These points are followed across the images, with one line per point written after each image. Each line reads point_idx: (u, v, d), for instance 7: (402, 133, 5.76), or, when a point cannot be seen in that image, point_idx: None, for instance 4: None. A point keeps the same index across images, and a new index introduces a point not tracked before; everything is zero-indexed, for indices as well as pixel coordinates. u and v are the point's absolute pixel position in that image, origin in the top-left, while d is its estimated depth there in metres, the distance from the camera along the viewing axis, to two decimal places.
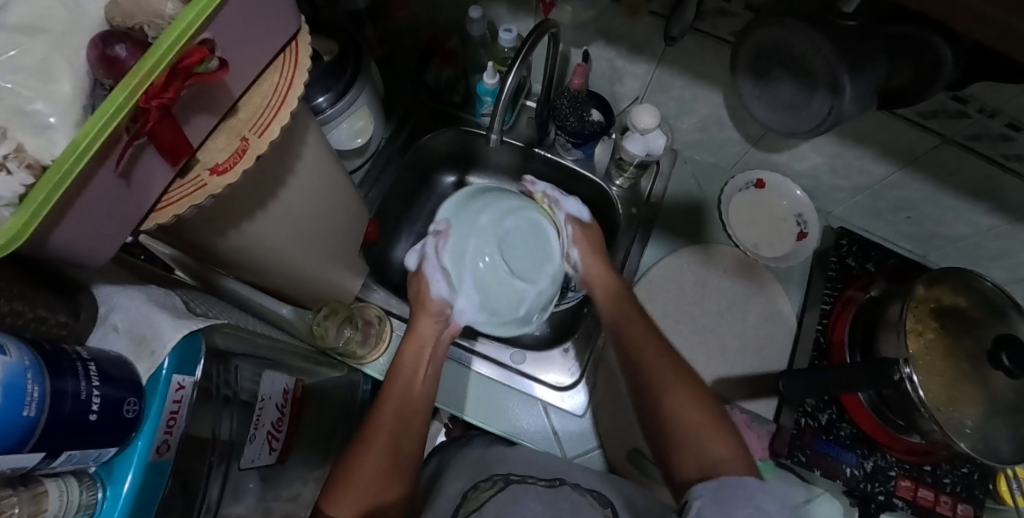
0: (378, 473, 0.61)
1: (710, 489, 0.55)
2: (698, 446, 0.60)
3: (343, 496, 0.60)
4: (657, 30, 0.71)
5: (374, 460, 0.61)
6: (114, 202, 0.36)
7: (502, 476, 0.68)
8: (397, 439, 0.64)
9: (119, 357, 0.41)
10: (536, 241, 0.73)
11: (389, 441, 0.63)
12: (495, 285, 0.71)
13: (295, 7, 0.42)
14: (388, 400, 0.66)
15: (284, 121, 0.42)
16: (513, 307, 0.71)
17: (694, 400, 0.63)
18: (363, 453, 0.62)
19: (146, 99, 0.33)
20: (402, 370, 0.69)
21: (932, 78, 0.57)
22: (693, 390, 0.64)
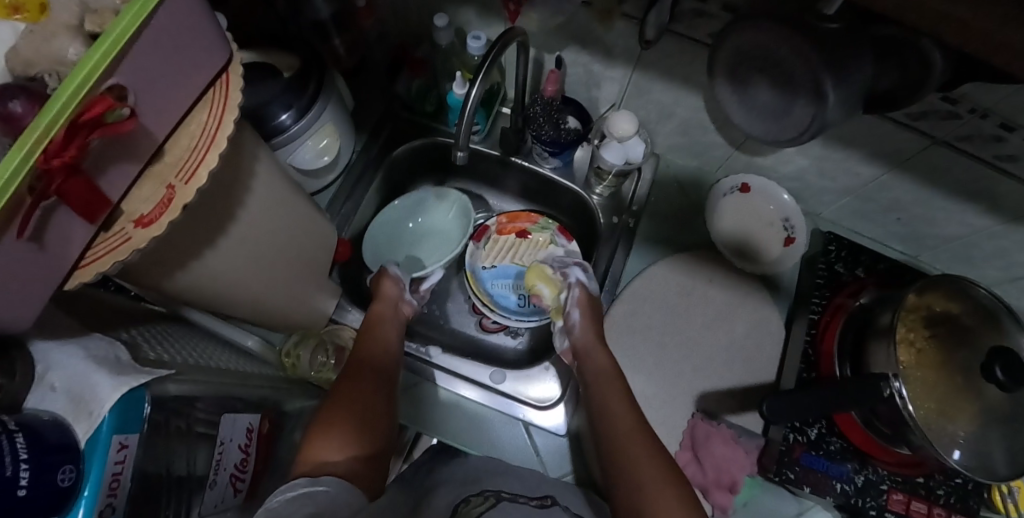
0: (360, 419, 0.59)
1: None
2: None
3: (320, 450, 0.54)
4: (632, 35, 0.68)
5: (359, 398, 0.61)
6: (24, 266, 0.33)
7: (492, 493, 0.62)
8: (378, 377, 0.66)
9: (54, 420, 0.39)
10: (433, 248, 0.88)
11: (373, 377, 0.65)
12: (434, 225, 0.89)
13: (221, 36, 0.39)
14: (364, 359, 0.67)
15: (213, 164, 0.39)
16: (458, 226, 0.88)
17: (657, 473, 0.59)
18: (346, 399, 0.61)
19: (46, 159, 0.30)
20: (372, 327, 0.72)
21: (921, 82, 0.53)
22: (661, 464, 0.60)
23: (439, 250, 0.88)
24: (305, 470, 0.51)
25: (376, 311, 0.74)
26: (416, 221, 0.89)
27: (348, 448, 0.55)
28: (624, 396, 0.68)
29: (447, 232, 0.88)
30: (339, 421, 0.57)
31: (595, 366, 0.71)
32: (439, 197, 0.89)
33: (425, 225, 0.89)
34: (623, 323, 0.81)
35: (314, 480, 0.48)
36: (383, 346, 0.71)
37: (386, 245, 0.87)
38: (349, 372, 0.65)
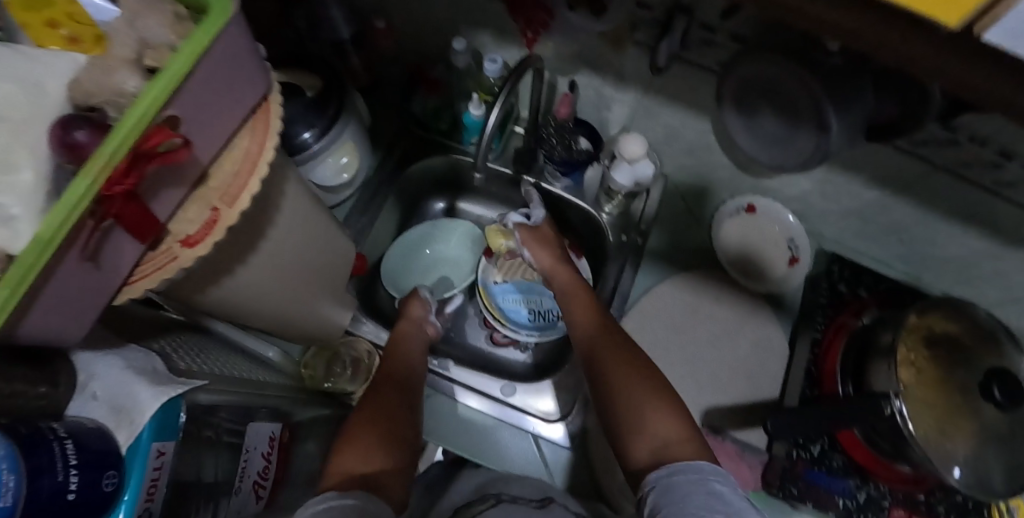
0: (387, 428, 0.61)
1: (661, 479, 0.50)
2: (646, 441, 0.57)
3: (348, 457, 0.56)
4: (643, 61, 0.70)
5: (387, 415, 0.63)
6: (81, 284, 0.35)
7: (495, 494, 0.66)
8: (405, 395, 0.68)
9: (97, 427, 0.41)
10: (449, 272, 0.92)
11: (399, 395, 0.67)
12: (444, 252, 0.93)
13: (264, 69, 0.42)
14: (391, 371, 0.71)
15: (255, 189, 0.42)
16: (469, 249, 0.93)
17: (645, 391, 0.61)
18: (374, 408, 0.63)
19: (109, 187, 0.33)
20: (399, 348, 0.76)
21: (921, 112, 0.56)
22: (649, 382, 0.62)
23: (454, 274, 0.92)
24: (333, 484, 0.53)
25: (402, 330, 0.78)
26: (427, 250, 0.93)
27: (375, 452, 0.57)
28: (604, 324, 0.71)
29: (459, 256, 0.93)
30: (367, 428, 0.60)
31: (573, 308, 0.75)
32: (447, 224, 0.94)
33: (437, 253, 0.93)
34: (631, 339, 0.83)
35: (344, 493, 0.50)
36: (409, 362, 0.74)
37: (405, 277, 0.91)
38: (377, 388, 0.68)
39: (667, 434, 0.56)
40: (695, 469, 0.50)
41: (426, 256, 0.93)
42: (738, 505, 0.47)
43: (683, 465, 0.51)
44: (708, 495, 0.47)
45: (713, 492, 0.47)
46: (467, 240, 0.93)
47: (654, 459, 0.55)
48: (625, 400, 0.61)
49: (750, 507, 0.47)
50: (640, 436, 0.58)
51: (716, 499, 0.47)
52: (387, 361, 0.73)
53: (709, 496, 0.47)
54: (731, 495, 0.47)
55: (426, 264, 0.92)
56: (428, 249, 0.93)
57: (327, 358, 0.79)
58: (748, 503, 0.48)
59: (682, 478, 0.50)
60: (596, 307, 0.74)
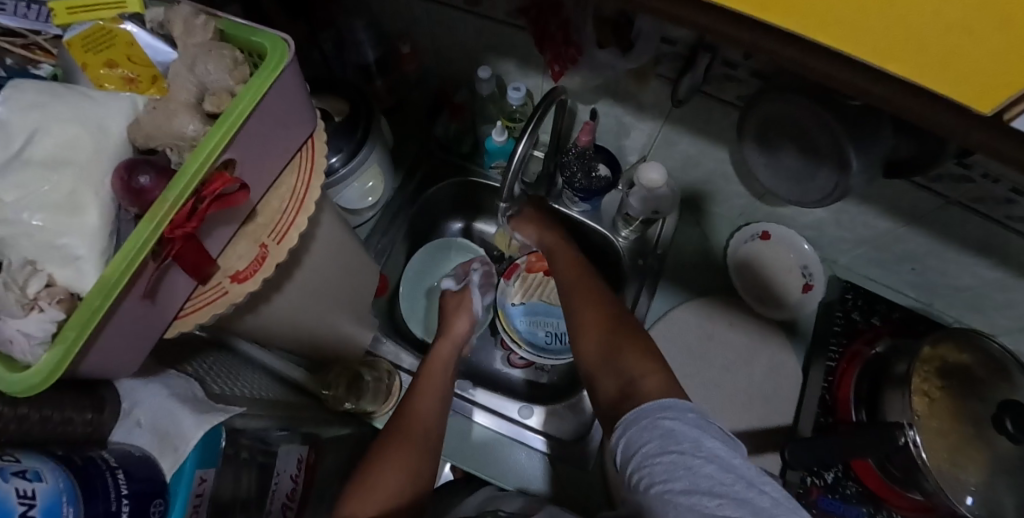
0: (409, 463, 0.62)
1: (621, 436, 0.53)
2: (619, 379, 0.60)
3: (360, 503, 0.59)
4: (665, 92, 0.72)
5: (402, 461, 0.62)
6: (140, 322, 0.37)
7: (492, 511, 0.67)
8: (426, 435, 0.65)
9: (144, 455, 0.42)
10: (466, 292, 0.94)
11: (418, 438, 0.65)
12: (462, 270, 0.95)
13: (312, 110, 0.44)
14: (425, 387, 0.71)
15: (302, 226, 0.44)
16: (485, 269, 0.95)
17: (617, 336, 0.63)
18: (397, 436, 0.65)
19: (172, 229, 0.34)
20: (430, 376, 0.73)
21: (938, 152, 0.57)
22: (621, 328, 0.64)
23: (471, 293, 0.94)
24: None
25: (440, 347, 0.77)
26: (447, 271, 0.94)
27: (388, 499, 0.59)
28: (584, 273, 0.74)
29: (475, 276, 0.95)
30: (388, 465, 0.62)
31: (557, 263, 0.77)
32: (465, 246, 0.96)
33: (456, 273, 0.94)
34: None
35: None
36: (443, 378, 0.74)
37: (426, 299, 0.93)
38: (396, 428, 0.66)
39: (639, 368, 0.59)
40: (662, 405, 0.52)
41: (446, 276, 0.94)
42: (692, 435, 0.48)
43: (635, 413, 0.53)
44: (662, 437, 0.49)
45: (666, 430, 0.49)
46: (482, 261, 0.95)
47: (623, 393, 0.58)
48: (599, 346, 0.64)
49: (707, 433, 0.48)
50: (614, 374, 0.61)
51: (668, 436, 0.48)
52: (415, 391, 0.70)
53: (663, 435, 0.49)
54: (683, 428, 0.49)
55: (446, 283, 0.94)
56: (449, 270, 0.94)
57: (349, 378, 0.78)
58: (703, 428, 0.49)
59: (637, 429, 0.51)
60: (576, 262, 0.76)
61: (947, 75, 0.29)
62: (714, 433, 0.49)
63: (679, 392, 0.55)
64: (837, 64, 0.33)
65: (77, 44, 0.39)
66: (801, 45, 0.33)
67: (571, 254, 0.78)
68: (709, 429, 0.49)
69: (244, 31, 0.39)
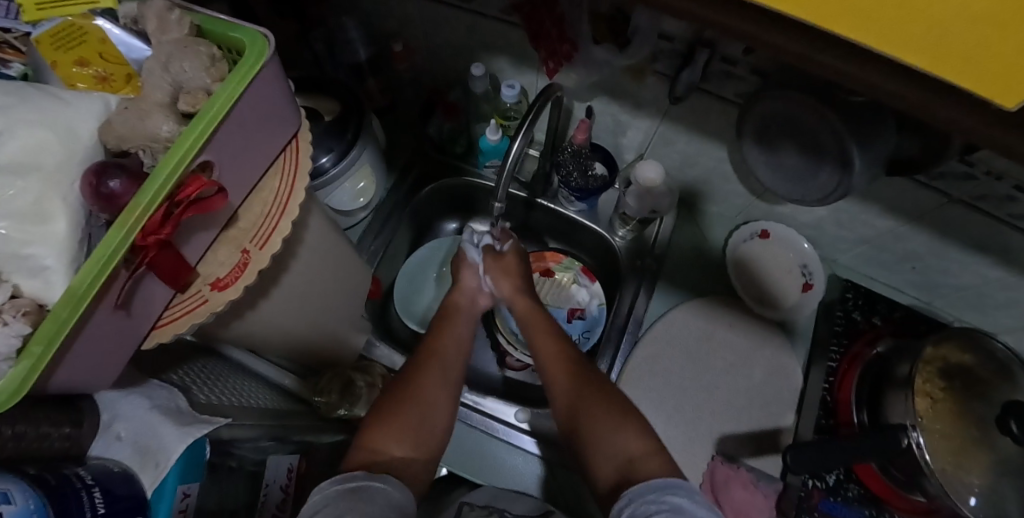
0: (432, 401, 0.62)
1: (623, 509, 0.51)
2: (614, 458, 0.58)
3: (383, 432, 0.58)
4: (662, 90, 0.70)
5: (426, 396, 0.62)
6: (114, 333, 0.35)
7: (496, 508, 0.66)
8: (447, 373, 0.65)
9: (123, 470, 0.40)
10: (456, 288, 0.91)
11: (438, 371, 0.65)
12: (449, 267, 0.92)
13: (296, 109, 0.42)
14: (445, 331, 0.70)
15: (286, 230, 0.42)
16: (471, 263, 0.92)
17: (606, 412, 0.61)
18: (421, 374, 0.64)
19: (144, 236, 0.33)
20: (450, 318, 0.73)
21: (942, 150, 0.56)
22: (609, 406, 0.62)
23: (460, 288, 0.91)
24: (359, 462, 0.55)
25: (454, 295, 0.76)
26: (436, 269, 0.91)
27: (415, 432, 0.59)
28: (561, 338, 0.71)
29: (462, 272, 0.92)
30: (412, 400, 0.61)
31: (531, 328, 0.73)
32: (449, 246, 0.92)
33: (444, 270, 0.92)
34: (646, 366, 0.83)
35: (372, 475, 0.51)
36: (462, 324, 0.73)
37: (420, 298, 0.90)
38: (418, 363, 0.65)
39: (633, 448, 0.57)
40: (666, 485, 0.50)
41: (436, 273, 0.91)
42: (700, 516, 0.47)
43: (638, 489, 0.51)
44: (670, 512, 0.48)
45: (673, 506, 0.48)
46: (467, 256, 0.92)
47: (620, 478, 0.56)
48: (588, 427, 0.61)
49: (713, 513, 0.48)
50: (608, 456, 0.58)
51: (676, 513, 0.47)
52: (434, 332, 0.70)
53: (673, 511, 0.47)
54: (692, 507, 0.48)
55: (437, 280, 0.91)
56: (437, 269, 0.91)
57: (342, 382, 0.77)
58: (710, 509, 0.48)
59: (640, 503, 0.50)
60: (552, 327, 0.72)
61: (966, 66, 0.27)
62: (714, 512, 0.48)
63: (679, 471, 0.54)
64: (846, 58, 0.31)
65: (46, 41, 0.37)
66: (806, 38, 0.31)
67: (545, 318, 0.73)
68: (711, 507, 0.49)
69: (220, 26, 0.37)
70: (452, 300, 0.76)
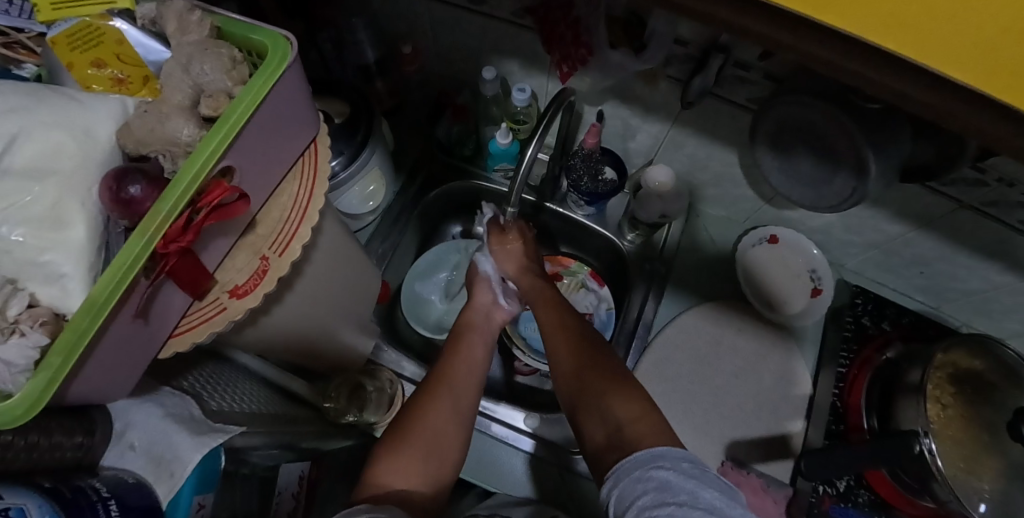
0: (439, 428, 0.61)
1: (614, 490, 0.50)
2: (607, 425, 0.57)
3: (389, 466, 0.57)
4: (674, 94, 0.70)
5: (436, 422, 0.61)
6: (131, 343, 0.35)
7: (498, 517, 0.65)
8: (464, 390, 0.65)
9: (137, 481, 0.39)
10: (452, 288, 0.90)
11: (445, 396, 0.63)
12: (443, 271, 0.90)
13: (315, 112, 0.41)
14: (459, 349, 0.69)
15: (305, 236, 0.41)
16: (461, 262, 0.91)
17: (601, 381, 0.61)
18: (430, 401, 0.63)
19: (164, 244, 0.32)
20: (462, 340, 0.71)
21: (958, 156, 0.55)
22: (603, 373, 0.61)
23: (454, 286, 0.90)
24: (366, 496, 0.54)
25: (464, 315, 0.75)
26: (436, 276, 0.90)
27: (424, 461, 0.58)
28: (560, 304, 0.71)
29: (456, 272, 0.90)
30: (422, 432, 0.60)
31: (535, 300, 0.73)
32: (442, 252, 0.91)
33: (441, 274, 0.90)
34: (655, 372, 0.83)
35: (374, 508, 0.48)
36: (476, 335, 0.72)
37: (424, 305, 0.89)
38: (428, 390, 0.64)
39: (627, 414, 0.57)
40: (655, 457, 0.50)
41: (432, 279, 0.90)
42: (687, 487, 0.47)
43: (626, 464, 0.51)
44: (656, 490, 0.47)
45: (660, 482, 0.47)
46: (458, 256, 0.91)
47: (609, 444, 0.56)
48: (582, 395, 0.61)
49: (701, 481, 0.47)
50: (601, 422, 0.58)
51: (663, 488, 0.47)
52: (447, 354, 0.69)
53: (658, 488, 0.47)
54: (679, 479, 0.47)
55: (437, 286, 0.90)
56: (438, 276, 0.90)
57: (350, 387, 0.76)
58: (698, 477, 0.48)
59: (629, 481, 0.49)
60: (554, 297, 0.72)
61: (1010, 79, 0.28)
62: (712, 487, 0.47)
63: (671, 437, 0.54)
64: (884, 66, 0.31)
65: (63, 41, 0.36)
66: (843, 45, 0.31)
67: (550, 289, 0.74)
68: (709, 482, 0.47)
69: (242, 29, 0.37)
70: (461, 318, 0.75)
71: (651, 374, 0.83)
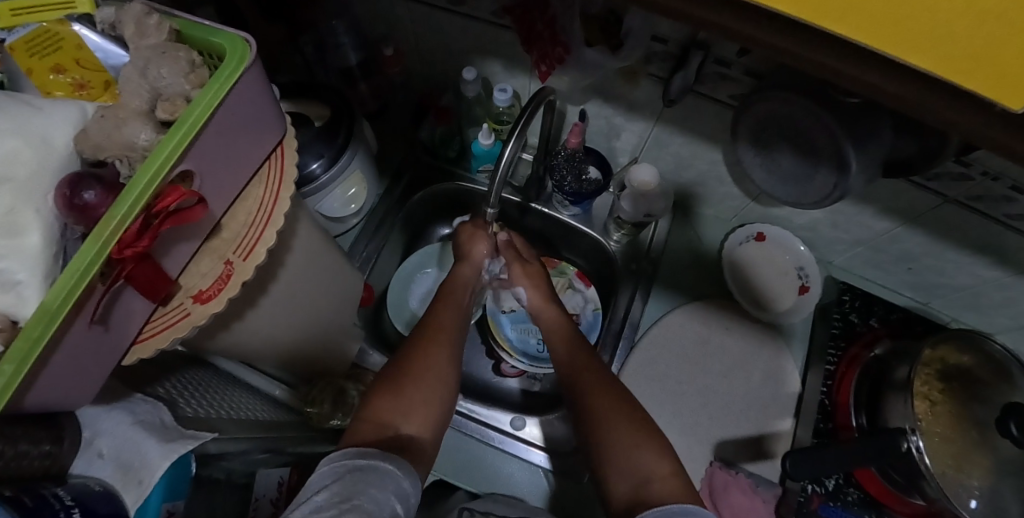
0: (436, 374, 0.61)
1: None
2: (632, 475, 0.56)
3: (385, 403, 0.57)
4: (656, 92, 0.70)
5: (431, 366, 0.61)
6: (91, 349, 0.34)
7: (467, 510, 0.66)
8: (451, 340, 0.65)
9: (105, 488, 0.39)
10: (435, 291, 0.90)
11: (445, 345, 0.64)
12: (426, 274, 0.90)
13: (280, 115, 0.41)
14: (445, 307, 0.70)
15: (270, 240, 0.41)
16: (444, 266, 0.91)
17: (627, 429, 0.59)
18: (425, 348, 0.63)
19: (120, 249, 0.32)
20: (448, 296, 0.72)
21: (938, 151, 0.55)
22: (629, 419, 0.60)
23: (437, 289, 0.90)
24: (366, 435, 0.53)
25: (459, 272, 0.76)
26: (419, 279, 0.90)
27: (426, 403, 0.59)
28: (582, 341, 0.71)
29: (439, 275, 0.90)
30: (419, 376, 0.60)
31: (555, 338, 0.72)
32: (423, 255, 0.91)
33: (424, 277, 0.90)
34: (642, 371, 0.82)
35: (385, 456, 0.49)
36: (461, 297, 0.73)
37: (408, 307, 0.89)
38: (422, 338, 0.64)
39: (655, 468, 0.56)
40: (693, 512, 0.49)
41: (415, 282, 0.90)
42: None
43: (675, 507, 0.49)
44: None
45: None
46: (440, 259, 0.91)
47: (635, 497, 0.54)
48: (604, 437, 0.60)
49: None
50: (626, 473, 0.57)
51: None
52: (438, 305, 0.70)
53: None
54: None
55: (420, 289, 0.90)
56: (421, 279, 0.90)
57: (334, 392, 0.75)
58: None
59: None
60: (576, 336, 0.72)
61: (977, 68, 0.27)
62: None
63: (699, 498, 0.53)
64: (848, 57, 0.30)
65: (21, 48, 0.36)
66: (805, 38, 0.30)
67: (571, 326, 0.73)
68: None
69: (202, 31, 0.36)
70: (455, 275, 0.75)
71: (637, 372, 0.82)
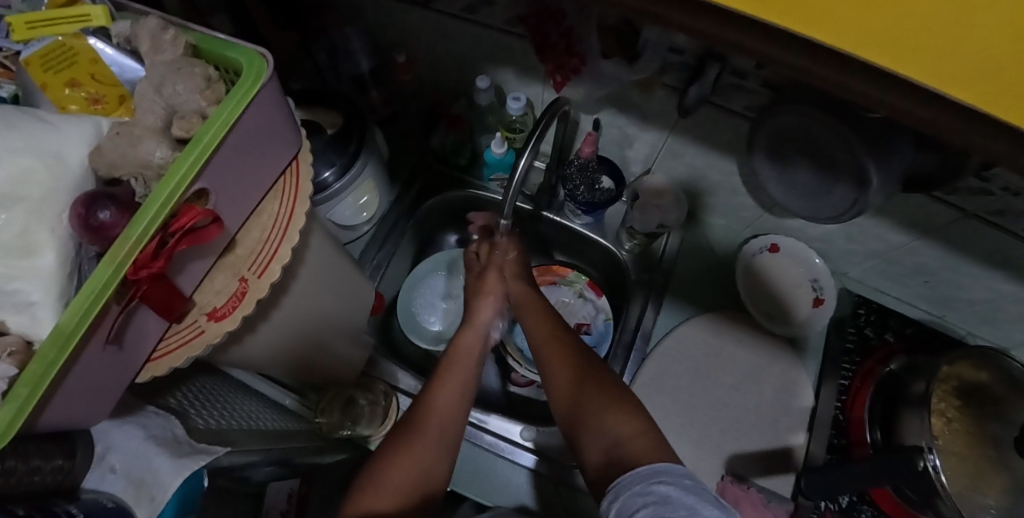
0: (425, 461, 0.59)
1: (621, 490, 0.49)
2: (603, 440, 0.56)
3: (371, 496, 0.56)
4: (670, 103, 0.69)
5: (417, 456, 0.59)
6: (104, 368, 0.34)
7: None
8: (446, 421, 0.62)
9: (119, 507, 0.38)
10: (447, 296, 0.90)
11: (441, 425, 0.62)
12: (436, 282, 0.90)
13: (296, 130, 0.41)
14: (450, 369, 0.67)
15: (284, 257, 0.41)
16: (455, 271, 0.91)
17: (597, 396, 0.59)
18: (422, 431, 0.61)
19: (135, 270, 0.31)
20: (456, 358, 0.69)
21: (960, 168, 0.54)
22: (602, 388, 0.60)
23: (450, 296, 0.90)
24: None
25: (465, 337, 0.71)
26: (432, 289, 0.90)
27: (409, 491, 0.57)
28: (551, 319, 0.70)
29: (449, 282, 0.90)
30: (404, 462, 0.58)
31: (525, 309, 0.72)
32: (433, 264, 0.91)
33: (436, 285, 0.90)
34: (652, 384, 0.81)
35: None
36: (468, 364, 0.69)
37: (421, 316, 0.88)
38: (419, 414, 0.62)
39: (622, 430, 0.55)
40: (657, 473, 0.49)
41: (426, 291, 0.89)
42: (688, 503, 0.45)
43: (632, 475, 0.49)
44: (657, 504, 0.46)
45: (661, 496, 0.46)
46: (449, 265, 0.91)
47: (608, 460, 0.54)
48: (577, 408, 0.60)
49: (703, 499, 0.46)
50: (597, 439, 0.56)
51: (664, 503, 0.46)
52: (437, 375, 0.66)
53: (661, 501, 0.46)
54: (679, 494, 0.46)
55: (433, 298, 0.89)
56: (433, 288, 0.90)
57: (343, 401, 0.75)
58: (700, 494, 0.46)
59: (629, 495, 0.48)
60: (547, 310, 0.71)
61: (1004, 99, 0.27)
62: (708, 501, 0.46)
63: (671, 454, 0.52)
64: (881, 84, 0.29)
65: (37, 62, 0.36)
66: (838, 61, 0.30)
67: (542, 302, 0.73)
68: (705, 498, 0.46)
69: (218, 46, 0.36)
70: (460, 341, 0.71)
71: (645, 383, 0.81)
